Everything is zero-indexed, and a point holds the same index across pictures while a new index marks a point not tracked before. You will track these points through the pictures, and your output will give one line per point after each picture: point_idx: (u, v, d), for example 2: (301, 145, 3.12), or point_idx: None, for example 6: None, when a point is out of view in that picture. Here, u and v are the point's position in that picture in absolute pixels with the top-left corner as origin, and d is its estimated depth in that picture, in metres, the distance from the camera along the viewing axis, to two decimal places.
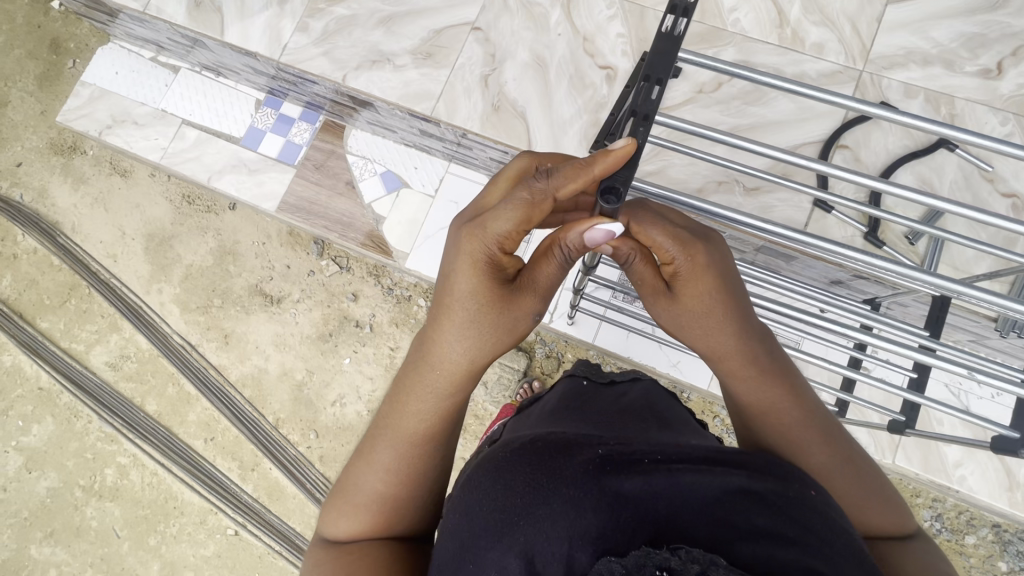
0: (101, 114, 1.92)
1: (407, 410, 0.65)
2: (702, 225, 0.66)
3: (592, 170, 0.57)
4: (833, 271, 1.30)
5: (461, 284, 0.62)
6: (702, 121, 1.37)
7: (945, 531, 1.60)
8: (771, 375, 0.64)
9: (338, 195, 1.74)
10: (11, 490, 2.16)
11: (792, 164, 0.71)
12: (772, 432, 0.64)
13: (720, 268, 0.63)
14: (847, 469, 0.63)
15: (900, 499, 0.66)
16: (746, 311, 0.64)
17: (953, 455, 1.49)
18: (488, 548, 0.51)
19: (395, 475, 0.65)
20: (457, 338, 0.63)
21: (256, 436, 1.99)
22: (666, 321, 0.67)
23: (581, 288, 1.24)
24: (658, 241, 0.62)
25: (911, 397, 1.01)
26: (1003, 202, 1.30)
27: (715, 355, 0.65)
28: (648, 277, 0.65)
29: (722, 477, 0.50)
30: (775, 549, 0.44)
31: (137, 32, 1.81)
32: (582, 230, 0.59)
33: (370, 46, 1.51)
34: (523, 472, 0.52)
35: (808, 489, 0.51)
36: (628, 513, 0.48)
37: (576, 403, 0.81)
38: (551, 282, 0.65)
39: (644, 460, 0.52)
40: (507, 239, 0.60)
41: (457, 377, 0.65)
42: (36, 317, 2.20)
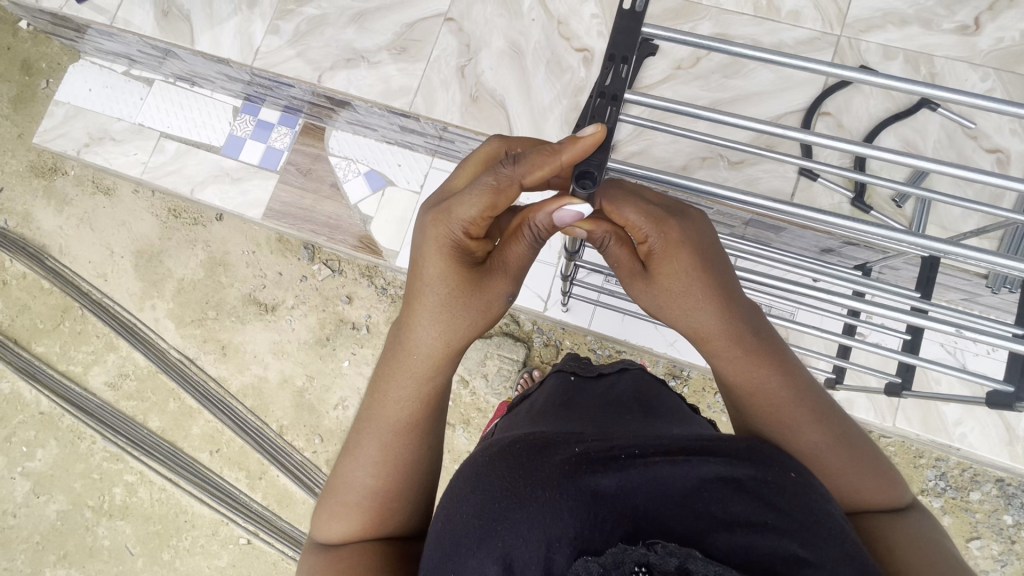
0: (77, 132, 1.89)
1: (388, 399, 0.66)
2: (677, 202, 0.65)
3: (562, 157, 0.56)
4: (822, 239, 1.30)
5: (432, 269, 0.62)
6: (683, 98, 1.36)
7: (950, 489, 1.61)
8: (758, 352, 0.64)
9: (323, 198, 1.72)
10: (21, 516, 2.17)
11: (774, 134, 0.70)
12: (760, 409, 0.63)
13: (697, 244, 0.62)
14: (838, 442, 0.63)
15: (893, 471, 0.66)
16: (727, 289, 0.64)
17: (952, 414, 1.50)
18: (468, 555, 0.52)
19: (383, 468, 0.65)
20: (430, 323, 0.63)
21: (262, 445, 1.99)
22: (647, 303, 0.67)
23: (569, 275, 1.23)
24: (631, 221, 0.61)
25: (907, 360, 1.01)
26: (987, 158, 1.29)
27: (699, 334, 0.65)
28: (624, 259, 0.65)
29: (698, 465, 0.50)
30: (753, 538, 0.45)
31: (107, 46, 1.78)
32: (550, 211, 0.57)
33: (343, 45, 1.49)
34: (498, 476, 0.53)
35: (789, 472, 0.51)
36: (606, 510, 0.48)
37: (565, 399, 0.81)
38: (522, 261, 0.64)
39: (621, 455, 0.53)
40: (473, 225, 0.60)
41: (432, 361, 0.65)
42: (31, 342, 2.19)
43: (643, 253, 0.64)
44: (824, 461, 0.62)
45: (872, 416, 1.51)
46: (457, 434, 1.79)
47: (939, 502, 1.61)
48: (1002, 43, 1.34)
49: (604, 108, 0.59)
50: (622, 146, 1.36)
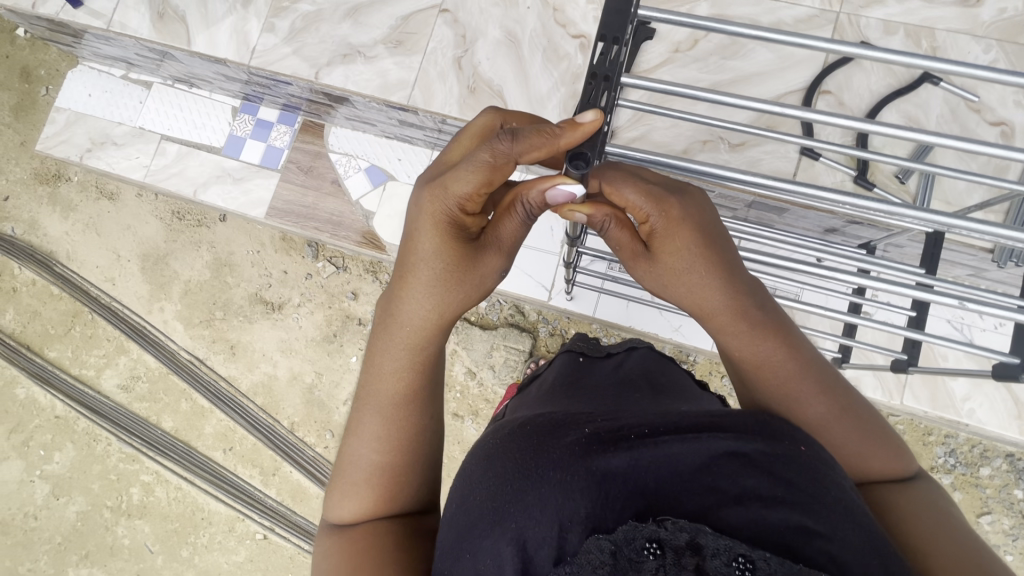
0: (78, 138, 1.90)
1: (385, 373, 0.67)
2: (677, 180, 0.65)
3: (559, 142, 0.56)
4: (826, 219, 1.29)
5: (425, 244, 0.63)
6: (681, 81, 1.35)
7: (960, 466, 1.61)
8: (764, 327, 0.63)
9: (325, 195, 1.72)
10: (42, 518, 2.21)
11: (774, 112, 0.70)
12: (764, 381, 0.64)
13: (698, 221, 0.62)
14: (845, 414, 0.63)
15: (902, 445, 0.66)
16: (730, 265, 0.63)
17: (960, 390, 1.50)
18: (481, 536, 0.52)
19: (386, 443, 0.67)
20: (424, 296, 0.64)
21: (274, 442, 2.02)
22: (650, 282, 0.67)
23: (572, 262, 1.23)
24: (630, 201, 0.61)
25: (913, 336, 1.01)
26: (992, 131, 1.28)
27: (703, 311, 0.65)
28: (626, 242, 0.65)
29: (708, 441, 0.50)
30: (763, 512, 0.46)
31: (103, 51, 1.78)
32: (544, 188, 0.58)
33: (339, 40, 1.48)
34: (509, 459, 0.54)
35: (799, 446, 0.51)
36: (616, 488, 0.49)
37: (573, 380, 0.81)
38: (515, 238, 0.65)
39: (631, 435, 0.53)
40: (468, 200, 0.60)
41: (426, 331, 0.66)
42: (43, 347, 2.23)
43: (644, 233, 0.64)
44: (831, 432, 0.63)
45: (880, 394, 1.51)
46: (466, 425, 1.80)
47: (949, 479, 1.62)
48: (1004, 14, 1.32)
49: (602, 90, 0.59)
50: (622, 132, 1.35)
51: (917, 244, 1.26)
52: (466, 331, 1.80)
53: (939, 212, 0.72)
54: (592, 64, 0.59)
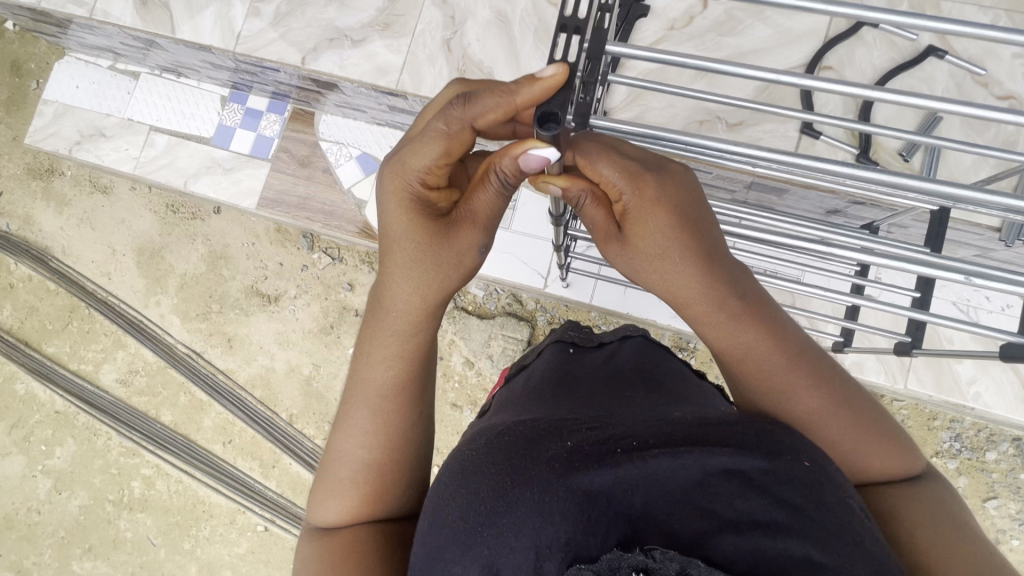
0: (67, 130, 1.87)
1: (372, 363, 0.65)
2: (657, 157, 0.61)
3: (516, 100, 0.51)
4: (827, 199, 1.25)
5: (399, 224, 0.61)
6: None
7: (965, 450, 1.59)
8: (743, 314, 0.60)
9: (316, 184, 1.70)
10: (45, 512, 2.22)
11: (770, 80, 0.65)
12: (744, 370, 0.62)
13: (675, 202, 0.59)
14: (836, 407, 0.60)
15: (904, 439, 0.64)
16: (710, 251, 0.60)
17: (966, 373, 1.47)
18: (454, 560, 0.54)
19: (374, 439, 0.65)
20: (406, 279, 0.62)
21: (273, 434, 2.01)
22: (624, 267, 0.64)
23: (565, 248, 1.20)
24: (608, 179, 0.58)
25: (916, 315, 0.97)
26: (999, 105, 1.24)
27: (680, 301, 0.62)
28: (600, 221, 0.62)
29: (702, 458, 0.49)
30: (764, 540, 0.45)
31: (89, 41, 1.75)
32: (515, 155, 0.53)
33: (326, 24, 1.45)
34: (485, 476, 0.54)
35: (802, 461, 0.51)
36: (600, 511, 0.49)
37: (563, 372, 0.78)
38: (493, 211, 0.60)
39: (617, 449, 0.52)
40: (430, 173, 0.57)
41: (412, 316, 0.64)
42: (42, 343, 2.23)
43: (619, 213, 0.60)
44: (820, 426, 0.60)
45: (884, 379, 1.48)
46: (465, 416, 1.79)
47: (954, 464, 1.59)
48: None
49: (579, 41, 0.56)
50: (616, 114, 1.32)
51: (922, 224, 1.23)
52: (463, 321, 1.78)
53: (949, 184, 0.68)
54: (562, 14, 0.55)
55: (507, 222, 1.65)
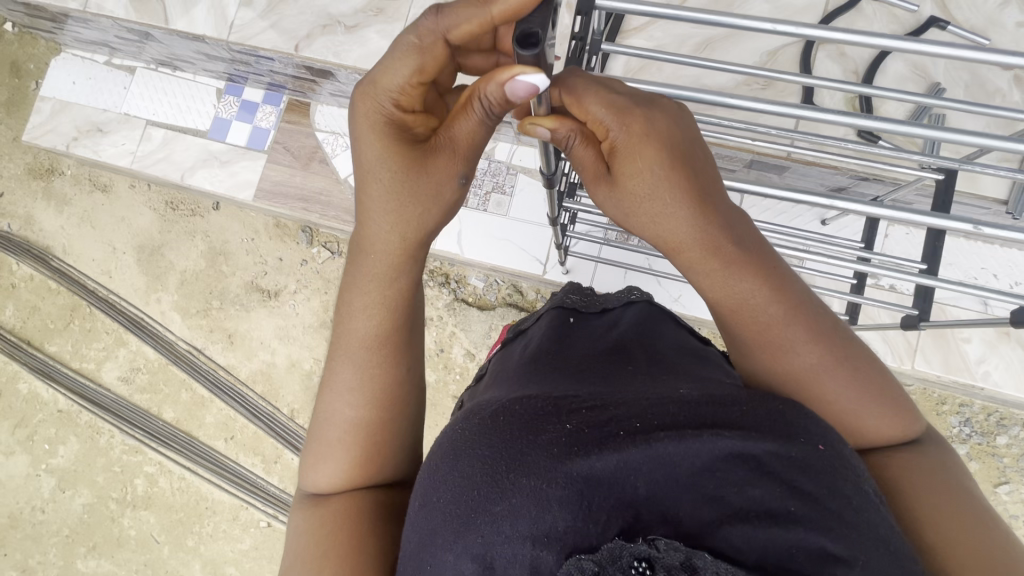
0: (64, 127, 1.87)
1: (351, 313, 0.64)
2: (649, 92, 0.59)
3: (492, 10, 0.50)
4: (829, 175, 1.23)
5: (369, 153, 0.59)
6: (674, 38, 1.30)
7: (976, 435, 1.55)
8: (743, 263, 0.59)
9: (313, 174, 1.69)
10: (49, 511, 2.22)
11: (766, 30, 0.58)
12: (740, 321, 0.61)
13: (669, 139, 0.56)
14: (836, 364, 0.59)
15: (906, 404, 0.62)
16: (707, 194, 0.58)
17: (974, 353, 1.45)
18: (443, 549, 0.50)
19: (359, 395, 0.64)
20: (380, 213, 0.61)
21: (274, 430, 2.00)
22: (615, 212, 0.62)
23: (563, 228, 1.19)
24: (596, 116, 0.56)
25: (923, 280, 0.96)
26: (1004, 75, 1.21)
27: (674, 247, 0.60)
28: (590, 162, 0.60)
29: (711, 442, 0.47)
30: (774, 531, 0.44)
31: (85, 36, 1.75)
32: (500, 81, 0.50)
33: (319, 11, 1.44)
34: (477, 460, 0.51)
35: (818, 445, 0.50)
36: (600, 498, 0.47)
37: (560, 342, 0.77)
38: (476, 138, 0.58)
39: (620, 433, 0.50)
40: (404, 94, 0.56)
41: (389, 257, 0.63)
42: (44, 342, 2.23)
43: (608, 151, 0.58)
44: (819, 382, 0.59)
45: (891, 361, 1.46)
46: None
47: (964, 449, 1.56)
48: None
49: None
50: None
51: (926, 198, 1.21)
52: (463, 312, 1.76)
53: (960, 139, 0.62)
54: None
55: (506, 209, 1.64)
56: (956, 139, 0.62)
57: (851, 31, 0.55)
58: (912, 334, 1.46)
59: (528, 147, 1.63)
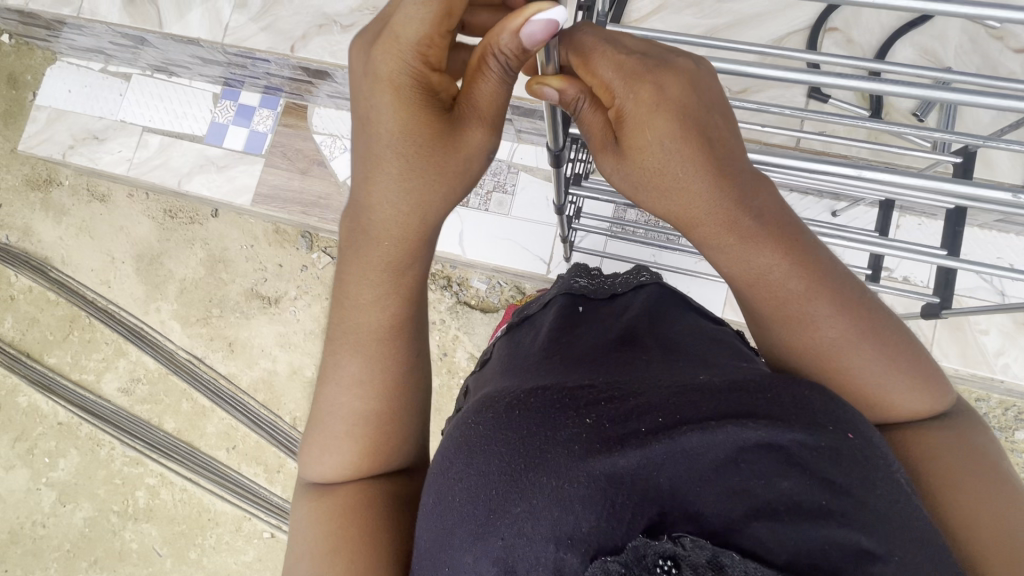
0: (61, 135, 1.85)
1: (357, 300, 0.61)
2: (665, 53, 0.55)
3: None
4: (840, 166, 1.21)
5: (389, 119, 0.54)
6: (676, 28, 1.27)
7: (994, 430, 1.51)
8: (762, 236, 0.55)
9: (311, 177, 1.66)
10: (50, 525, 2.19)
11: None
12: (756, 296, 0.58)
13: (684, 108, 0.52)
14: (861, 339, 0.56)
15: (935, 375, 0.59)
16: (724, 164, 0.54)
17: (991, 344, 1.41)
18: (460, 550, 0.49)
19: (367, 386, 0.62)
20: (395, 191, 0.57)
21: (277, 438, 1.97)
22: (625, 186, 0.59)
23: (568, 221, 1.16)
24: (603, 79, 0.53)
25: (944, 264, 0.94)
26: (1017, 59, 1.19)
27: (687, 221, 0.57)
28: (599, 128, 0.57)
29: (736, 434, 0.44)
30: (808, 527, 0.41)
31: (80, 43, 1.73)
32: (515, 28, 0.47)
33: (314, 11, 1.42)
34: (495, 456, 0.50)
35: (846, 433, 0.46)
36: (624, 495, 0.45)
37: (569, 329, 0.73)
38: (495, 101, 0.54)
39: (641, 430, 0.48)
40: (430, 48, 0.51)
41: (402, 239, 0.59)
42: (44, 354, 2.20)
43: (614, 119, 0.55)
44: (842, 357, 0.56)
45: None
46: None
47: None
48: None
49: None
50: None
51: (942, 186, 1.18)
52: (466, 315, 1.73)
53: (988, 105, 0.58)
54: None
55: (508, 208, 1.61)
56: (984, 105, 0.59)
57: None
58: (926, 326, 1.43)
59: (529, 144, 1.61)
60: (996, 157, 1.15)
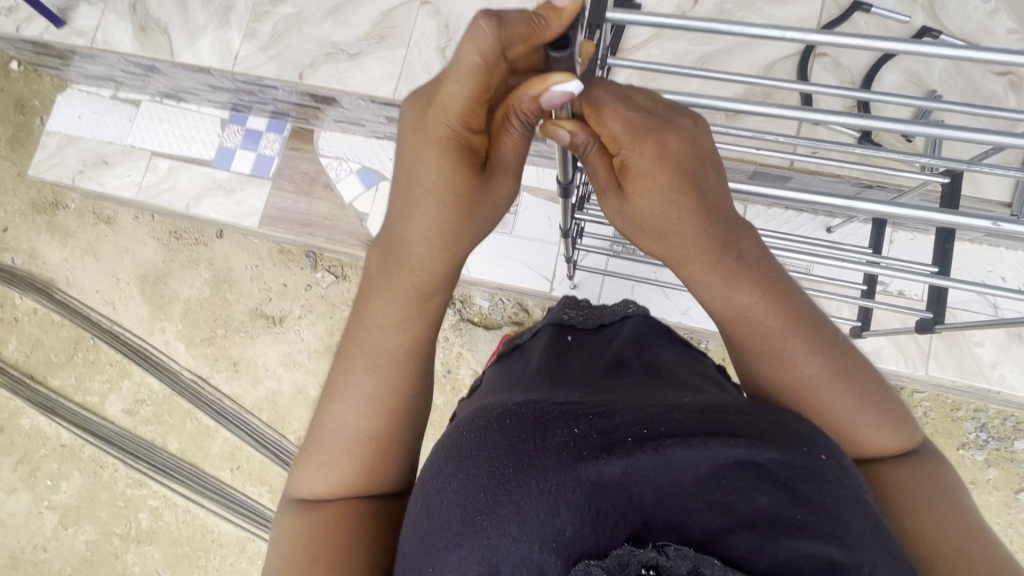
0: (70, 160, 1.89)
1: (374, 326, 0.63)
2: (670, 108, 0.58)
3: (544, 35, 0.49)
4: (834, 184, 1.24)
5: (430, 173, 0.57)
6: (672, 55, 1.32)
7: (993, 441, 1.53)
8: (744, 278, 0.60)
9: (318, 199, 1.69)
10: (51, 550, 2.17)
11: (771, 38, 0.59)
12: (738, 329, 0.62)
13: (684, 162, 0.56)
14: (835, 378, 0.61)
15: (903, 415, 0.64)
16: (716, 213, 0.58)
17: (987, 355, 1.44)
18: (445, 549, 0.49)
19: (375, 406, 0.64)
20: (423, 231, 0.60)
21: (281, 458, 1.98)
22: (621, 223, 0.62)
23: (572, 241, 1.19)
24: (610, 131, 0.56)
25: (936, 281, 0.96)
26: (999, 81, 1.24)
27: (677, 262, 0.61)
28: (602, 170, 0.60)
29: (717, 450, 0.47)
30: (786, 539, 0.44)
31: (91, 71, 1.78)
32: (536, 95, 0.52)
33: (323, 40, 1.47)
34: (485, 461, 0.50)
35: (818, 454, 0.49)
36: (608, 504, 0.46)
37: (558, 353, 0.77)
38: (517, 157, 0.60)
39: (627, 439, 0.49)
40: (469, 115, 0.54)
41: (423, 276, 0.62)
42: (47, 376, 2.21)
43: (618, 166, 0.58)
44: (813, 394, 0.61)
45: (904, 366, 1.45)
46: None
47: (982, 455, 1.54)
48: None
49: None
50: None
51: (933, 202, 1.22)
52: (470, 332, 1.75)
53: (967, 138, 0.61)
54: None
55: (511, 227, 1.65)
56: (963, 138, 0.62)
57: (859, 37, 0.56)
58: (923, 338, 1.46)
59: (530, 165, 1.65)
60: (983, 176, 1.19)
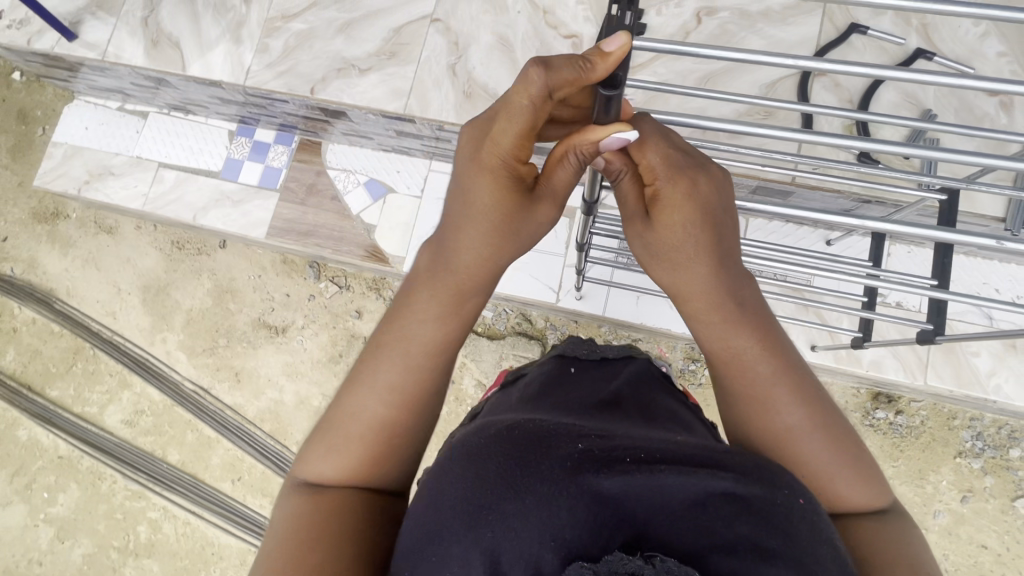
0: (75, 171, 1.89)
1: (411, 319, 0.66)
2: (702, 155, 0.63)
3: (591, 77, 0.54)
4: (834, 199, 1.28)
5: (482, 195, 0.62)
6: (677, 73, 1.36)
7: (989, 449, 1.56)
8: (743, 319, 0.64)
9: (325, 211, 1.71)
10: (46, 563, 2.14)
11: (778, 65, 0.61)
12: (728, 372, 0.65)
13: (706, 203, 0.60)
14: (815, 428, 0.63)
15: (878, 480, 0.65)
16: (726, 253, 0.63)
17: (983, 365, 1.48)
18: (451, 542, 0.50)
19: (396, 396, 0.65)
20: (476, 242, 0.64)
21: (284, 468, 1.97)
22: (638, 249, 0.65)
23: (581, 254, 1.22)
24: (650, 161, 0.59)
25: (936, 295, 0.99)
26: (991, 101, 1.29)
27: (683, 294, 0.65)
28: (631, 196, 0.63)
29: (706, 480, 0.49)
30: (761, 566, 0.44)
31: (99, 83, 1.79)
32: (595, 139, 0.56)
33: (334, 55, 1.50)
34: (498, 464, 0.52)
35: (797, 498, 0.51)
36: (605, 514, 0.48)
37: (554, 385, 0.78)
38: (566, 185, 0.64)
39: (625, 459, 0.52)
40: (520, 150, 0.59)
41: (468, 284, 0.66)
42: (45, 387, 2.19)
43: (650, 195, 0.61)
44: (794, 442, 0.63)
45: (903, 376, 1.49)
46: None
47: (978, 463, 1.57)
48: None
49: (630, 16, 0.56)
50: None
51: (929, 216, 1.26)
52: (474, 343, 1.77)
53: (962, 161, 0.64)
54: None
55: None
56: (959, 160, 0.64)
57: (861, 65, 0.58)
58: (920, 349, 1.49)
59: None
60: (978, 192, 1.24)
